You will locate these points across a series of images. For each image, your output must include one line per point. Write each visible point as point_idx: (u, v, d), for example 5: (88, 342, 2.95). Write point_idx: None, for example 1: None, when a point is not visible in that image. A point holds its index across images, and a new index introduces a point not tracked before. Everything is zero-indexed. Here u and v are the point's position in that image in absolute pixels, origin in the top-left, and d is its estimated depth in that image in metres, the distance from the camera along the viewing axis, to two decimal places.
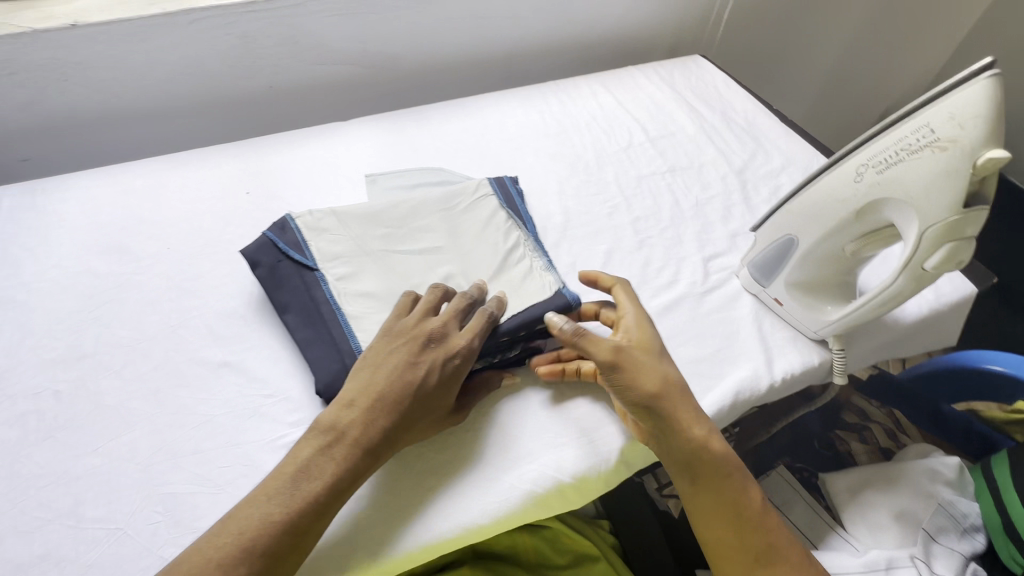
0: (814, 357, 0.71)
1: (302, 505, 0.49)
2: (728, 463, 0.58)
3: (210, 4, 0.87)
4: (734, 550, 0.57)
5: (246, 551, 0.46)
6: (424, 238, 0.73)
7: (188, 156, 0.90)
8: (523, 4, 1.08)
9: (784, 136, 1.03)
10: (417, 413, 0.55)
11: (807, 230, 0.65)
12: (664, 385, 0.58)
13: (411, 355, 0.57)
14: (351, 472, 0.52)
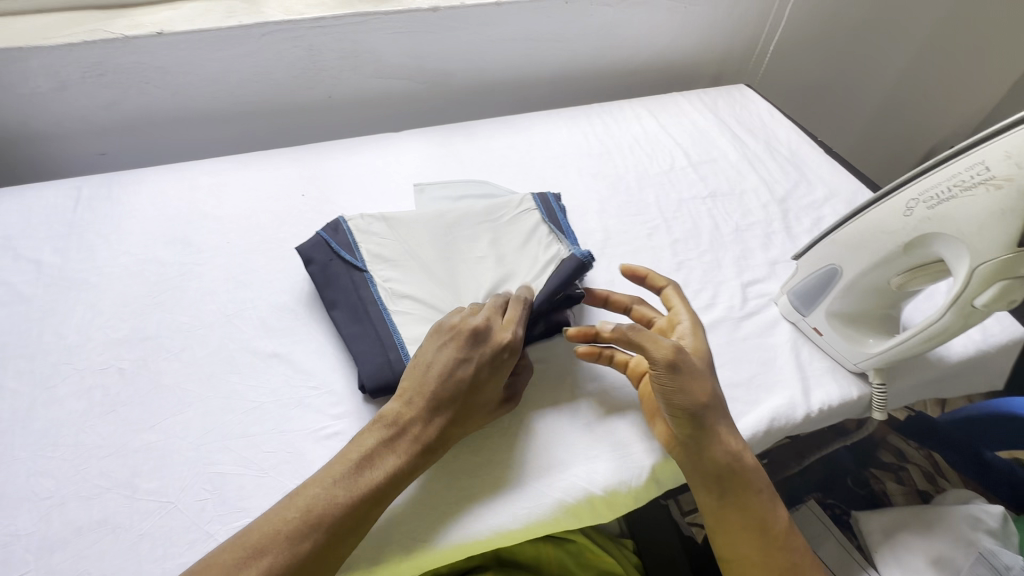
0: (853, 389, 0.70)
1: (362, 491, 0.51)
2: (759, 480, 0.59)
3: (282, 19, 0.94)
4: (761, 568, 0.58)
5: (309, 531, 0.48)
6: (468, 249, 0.75)
7: (251, 158, 0.96)
8: (573, 29, 1.12)
9: (828, 168, 1.02)
10: (471, 407, 0.58)
11: (852, 261, 0.65)
12: (713, 396, 0.59)
13: (464, 348, 0.59)
14: (409, 461, 0.54)
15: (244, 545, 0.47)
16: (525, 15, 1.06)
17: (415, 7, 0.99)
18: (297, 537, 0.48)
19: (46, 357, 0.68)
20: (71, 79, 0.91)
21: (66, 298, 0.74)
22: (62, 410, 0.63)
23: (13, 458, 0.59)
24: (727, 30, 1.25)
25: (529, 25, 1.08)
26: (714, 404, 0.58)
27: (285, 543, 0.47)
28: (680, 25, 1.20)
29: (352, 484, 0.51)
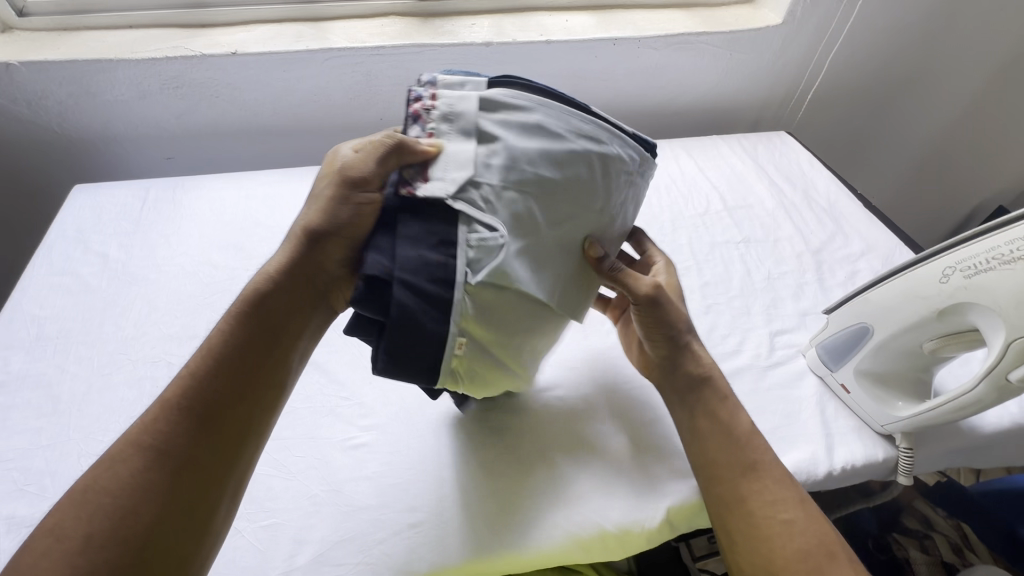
0: (878, 451, 0.69)
1: (213, 345, 0.51)
2: (722, 387, 0.64)
3: (345, 46, 1.00)
4: (732, 473, 0.58)
5: (169, 391, 0.49)
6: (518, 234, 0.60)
7: (303, 172, 1.01)
8: (618, 69, 1.15)
9: (865, 222, 1.02)
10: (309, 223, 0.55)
11: (883, 323, 0.65)
12: (685, 319, 0.66)
13: None
14: (256, 296, 0.53)
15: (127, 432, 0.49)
16: (573, 54, 1.10)
17: (469, 41, 1.04)
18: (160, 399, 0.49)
19: (105, 346, 0.73)
20: (151, 89, 0.99)
21: (127, 291, 0.80)
22: (115, 397, 0.68)
23: (68, 438, 0.64)
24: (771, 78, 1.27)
25: (576, 63, 1.12)
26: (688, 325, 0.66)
27: (150, 408, 0.48)
28: (724, 70, 1.22)
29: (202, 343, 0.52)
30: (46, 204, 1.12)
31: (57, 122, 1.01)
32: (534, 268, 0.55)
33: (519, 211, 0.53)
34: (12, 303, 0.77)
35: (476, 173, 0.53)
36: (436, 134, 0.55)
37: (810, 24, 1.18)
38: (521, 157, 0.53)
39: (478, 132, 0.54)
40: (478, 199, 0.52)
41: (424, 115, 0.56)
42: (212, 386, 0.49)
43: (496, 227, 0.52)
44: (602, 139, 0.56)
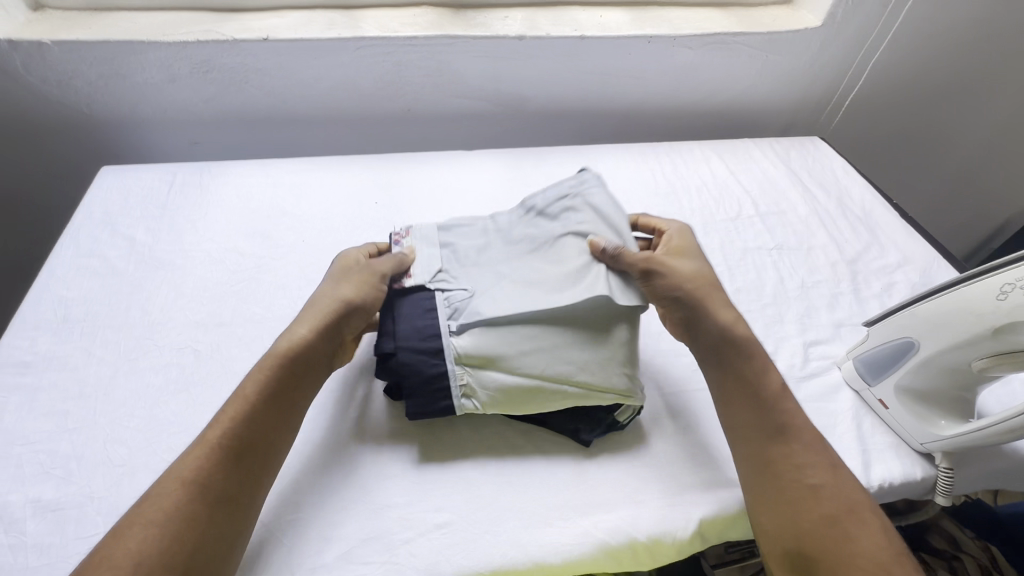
0: (917, 470, 0.67)
1: (250, 393, 0.56)
2: (752, 346, 0.64)
3: (377, 35, 0.99)
4: (759, 432, 0.60)
5: (211, 431, 0.53)
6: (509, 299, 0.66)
7: (330, 161, 1.00)
8: (652, 66, 1.13)
9: (902, 232, 0.99)
10: (326, 301, 0.63)
11: (931, 339, 0.63)
12: (697, 279, 0.67)
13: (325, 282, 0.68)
14: (286, 351, 0.58)
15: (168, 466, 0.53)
16: (607, 49, 1.08)
17: (503, 34, 1.02)
18: (201, 440, 0.53)
19: (132, 331, 0.72)
20: (181, 72, 0.98)
21: (154, 276, 0.79)
22: (141, 382, 0.67)
23: (94, 422, 0.63)
24: (805, 82, 1.24)
25: (610, 59, 1.10)
26: (701, 284, 0.67)
27: (193, 447, 0.53)
28: (759, 72, 1.19)
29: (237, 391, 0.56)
30: (73, 184, 1.12)
31: (86, 102, 1.00)
32: (513, 300, 0.65)
33: (486, 274, 0.69)
34: (40, 283, 0.77)
35: (447, 265, 0.70)
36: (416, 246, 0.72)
37: (850, 28, 1.15)
38: (481, 245, 0.73)
39: (447, 234, 0.74)
40: (454, 273, 0.69)
41: (401, 240, 0.74)
42: (248, 432, 0.54)
43: (464, 288, 0.67)
44: (541, 204, 0.74)
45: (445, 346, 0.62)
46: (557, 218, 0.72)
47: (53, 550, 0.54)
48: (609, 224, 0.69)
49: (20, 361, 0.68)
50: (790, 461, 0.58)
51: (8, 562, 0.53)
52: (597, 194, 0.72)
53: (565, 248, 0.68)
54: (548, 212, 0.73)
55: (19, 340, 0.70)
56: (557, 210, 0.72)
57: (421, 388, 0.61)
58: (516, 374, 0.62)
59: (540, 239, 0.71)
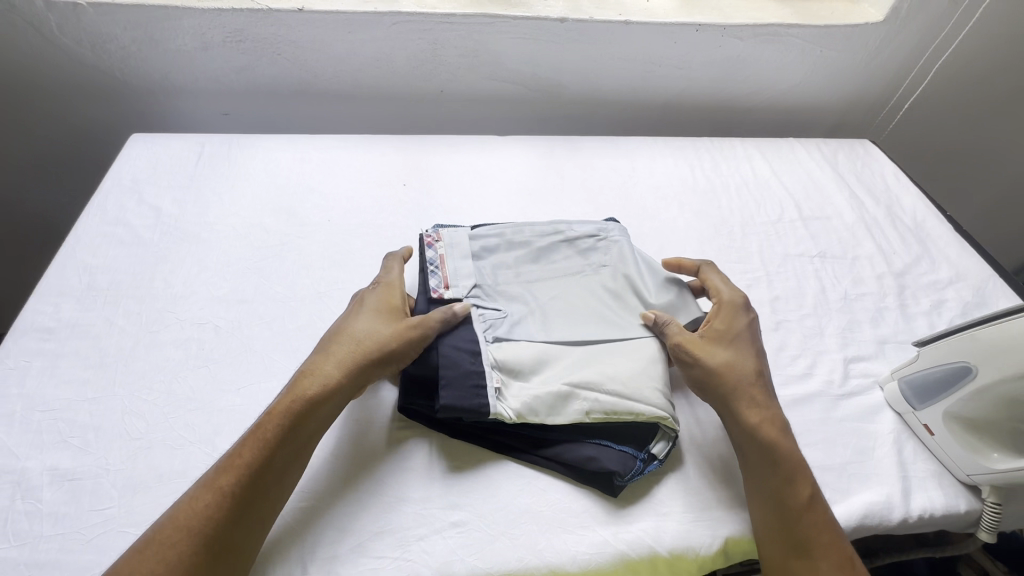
0: (961, 502, 0.63)
1: (264, 436, 0.53)
2: (779, 452, 0.58)
3: (414, 10, 0.95)
4: (778, 546, 0.55)
5: (220, 472, 0.51)
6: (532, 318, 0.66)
7: (358, 140, 0.98)
8: (696, 57, 1.08)
9: (956, 246, 0.94)
10: (360, 335, 0.60)
11: (992, 366, 0.59)
12: (736, 376, 0.61)
13: (352, 308, 0.65)
14: (307, 393, 0.56)
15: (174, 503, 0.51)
16: (652, 36, 1.03)
17: (544, 15, 0.98)
18: (206, 483, 0.50)
19: (154, 302, 0.71)
20: (213, 41, 0.96)
21: (178, 248, 0.78)
22: (161, 355, 0.66)
23: (113, 393, 0.63)
24: (858, 81, 1.18)
25: (654, 48, 1.05)
26: (739, 381, 0.61)
27: (199, 490, 0.50)
28: (811, 68, 1.13)
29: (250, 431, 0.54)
30: (105, 151, 1.12)
31: (119, 67, 0.99)
32: (542, 323, 0.66)
33: (520, 293, 0.68)
34: (66, 249, 0.76)
35: (480, 280, 0.68)
36: (447, 255, 0.69)
37: (914, 23, 1.08)
38: (514, 259, 0.71)
39: (480, 246, 0.71)
40: (489, 289, 0.68)
41: (433, 243, 0.69)
42: (256, 477, 0.51)
43: (498, 308, 0.66)
44: (566, 235, 0.73)
45: (483, 349, 0.61)
46: (584, 254, 0.73)
47: (68, 519, 0.54)
48: (640, 271, 0.70)
49: (44, 327, 0.68)
50: (810, 568, 0.53)
51: (25, 529, 0.53)
52: (625, 243, 0.73)
53: (594, 287, 0.70)
54: (578, 246, 0.73)
55: (44, 305, 0.70)
56: (587, 248, 0.73)
57: (460, 379, 0.58)
58: (554, 382, 0.60)
59: (561, 275, 0.71)
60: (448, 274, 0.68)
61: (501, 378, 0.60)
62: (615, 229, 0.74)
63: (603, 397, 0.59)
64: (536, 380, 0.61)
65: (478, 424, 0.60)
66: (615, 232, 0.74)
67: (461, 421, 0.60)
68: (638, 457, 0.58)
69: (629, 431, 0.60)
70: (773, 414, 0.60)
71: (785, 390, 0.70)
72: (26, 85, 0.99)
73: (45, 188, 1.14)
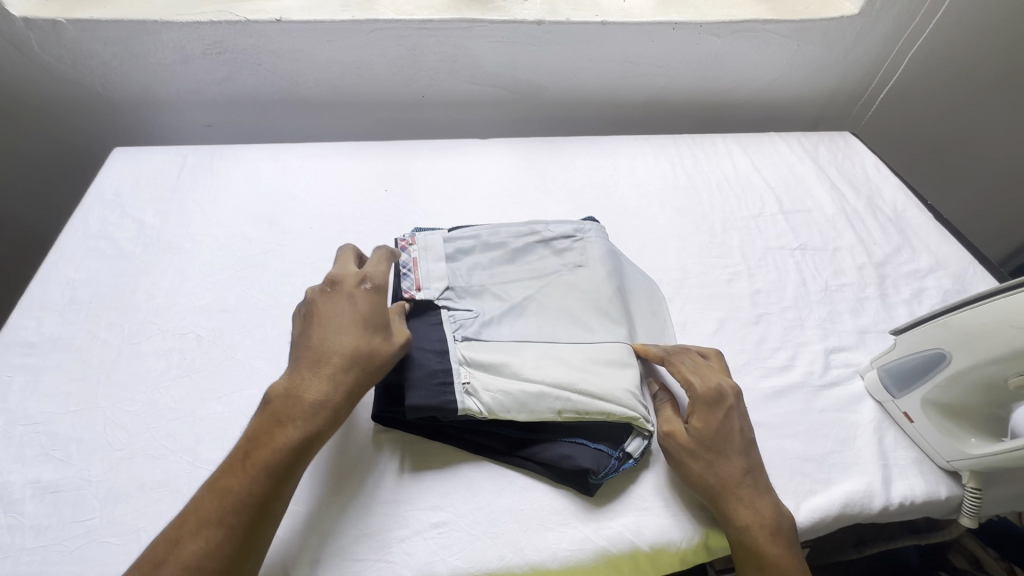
0: (941, 489, 0.64)
1: (270, 468, 0.51)
2: (768, 563, 0.54)
3: (391, 17, 0.96)
4: None
5: (222, 510, 0.48)
6: (504, 320, 0.67)
7: (340, 147, 0.98)
8: (674, 56, 1.09)
9: (936, 235, 0.94)
10: (355, 351, 0.56)
11: (965, 351, 0.60)
12: (713, 489, 0.57)
13: (335, 310, 0.59)
14: (308, 419, 0.53)
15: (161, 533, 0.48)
16: (629, 36, 1.04)
17: (521, 18, 0.99)
18: (212, 518, 0.48)
19: (136, 314, 0.72)
20: (193, 53, 0.97)
21: (159, 259, 0.79)
22: (143, 366, 0.67)
23: (95, 405, 0.63)
24: (837, 74, 1.19)
25: (632, 47, 1.06)
26: (718, 493, 0.57)
27: (200, 529, 0.47)
28: (790, 62, 1.14)
29: (248, 461, 0.51)
30: (91, 165, 1.13)
31: (101, 82, 1.00)
32: (514, 324, 0.67)
33: (493, 294, 0.69)
34: (49, 263, 0.77)
35: (453, 281, 0.69)
36: (420, 258, 0.70)
37: (889, 16, 1.09)
38: (489, 259, 0.72)
39: (456, 248, 0.72)
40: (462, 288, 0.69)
41: (408, 247, 0.71)
42: (264, 512, 0.50)
43: (470, 309, 0.67)
44: (541, 235, 0.75)
45: (450, 348, 0.62)
46: (559, 254, 0.74)
47: (51, 531, 0.54)
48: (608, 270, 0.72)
49: (26, 341, 0.68)
50: None
51: (7, 542, 0.53)
52: (600, 243, 0.75)
53: (567, 285, 0.70)
54: (553, 246, 0.74)
55: (26, 320, 0.70)
56: (563, 248, 0.74)
57: (424, 381, 0.59)
58: (524, 377, 0.60)
59: (536, 275, 0.72)
60: (426, 274, 0.68)
61: (470, 373, 0.61)
62: (591, 230, 0.77)
63: (575, 396, 0.59)
64: (509, 377, 0.61)
65: (455, 425, 0.60)
66: (590, 234, 0.76)
67: (437, 422, 0.61)
68: (613, 455, 0.59)
69: (606, 430, 0.61)
70: (766, 517, 0.56)
71: (765, 382, 0.71)
72: (11, 102, 1.00)
73: (31, 204, 1.15)
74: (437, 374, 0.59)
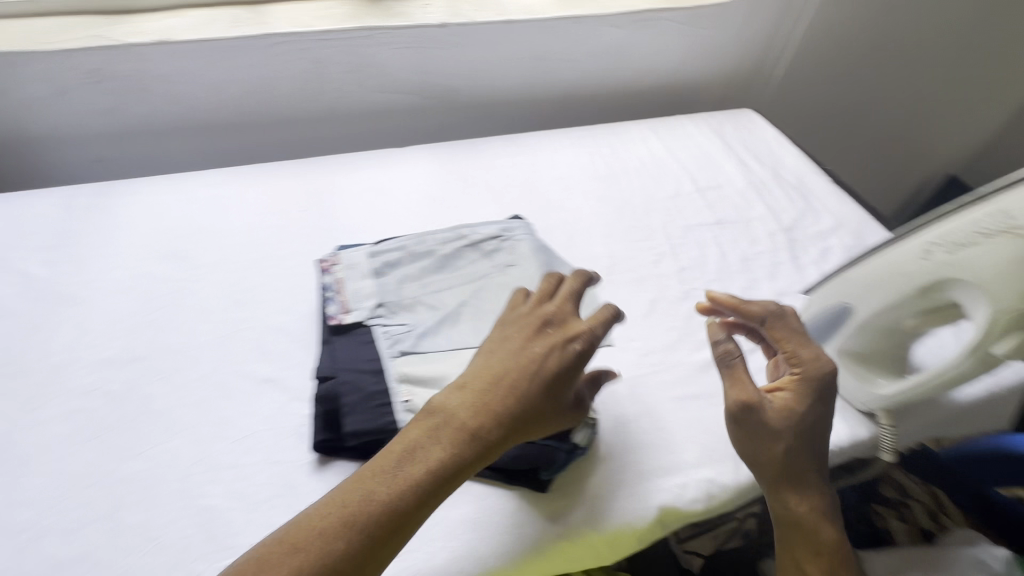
0: (864, 430, 0.69)
1: (418, 489, 0.48)
2: (819, 540, 0.59)
3: (288, 30, 0.93)
4: None
5: (364, 515, 0.46)
6: (440, 331, 0.67)
7: (252, 170, 0.94)
8: (580, 49, 1.11)
9: (834, 197, 1.02)
10: (532, 391, 0.54)
11: (864, 302, 0.65)
12: (775, 472, 0.60)
13: (525, 341, 0.56)
14: (462, 448, 0.51)
15: (307, 511, 0.47)
16: (535, 34, 1.06)
17: (423, 23, 0.98)
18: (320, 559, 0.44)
19: (31, 377, 0.65)
20: (71, 84, 0.89)
21: (54, 313, 0.72)
22: (45, 433, 0.60)
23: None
24: (733, 57, 1.26)
25: (538, 45, 1.08)
26: (779, 476, 0.60)
27: (336, 527, 0.46)
28: (690, 49, 1.19)
29: (397, 472, 0.49)
30: None
31: None
32: (450, 334, 0.66)
33: (426, 305, 0.69)
34: None
35: (383, 296, 0.70)
36: (345, 278, 0.72)
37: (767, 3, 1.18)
38: (418, 271, 0.73)
39: (385, 263, 0.73)
40: (395, 303, 0.69)
41: (332, 268, 0.73)
42: (399, 531, 0.47)
43: (403, 324, 0.67)
44: (468, 239, 0.76)
45: (385, 368, 0.62)
46: (490, 257, 0.75)
47: None
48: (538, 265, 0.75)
49: None
50: None
51: None
52: (527, 241, 0.77)
53: (498, 289, 0.71)
54: (482, 249, 0.76)
55: None
56: (491, 250, 0.75)
57: (362, 405, 0.60)
58: None
59: (467, 279, 0.73)
60: (353, 294, 0.70)
61: (410, 392, 0.61)
62: (518, 228, 0.78)
63: None
64: None
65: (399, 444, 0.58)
66: (519, 231, 0.78)
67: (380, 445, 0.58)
68: (560, 448, 0.59)
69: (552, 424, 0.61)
70: (820, 504, 0.60)
71: (699, 355, 0.74)
72: None
73: None
74: (376, 396, 0.60)
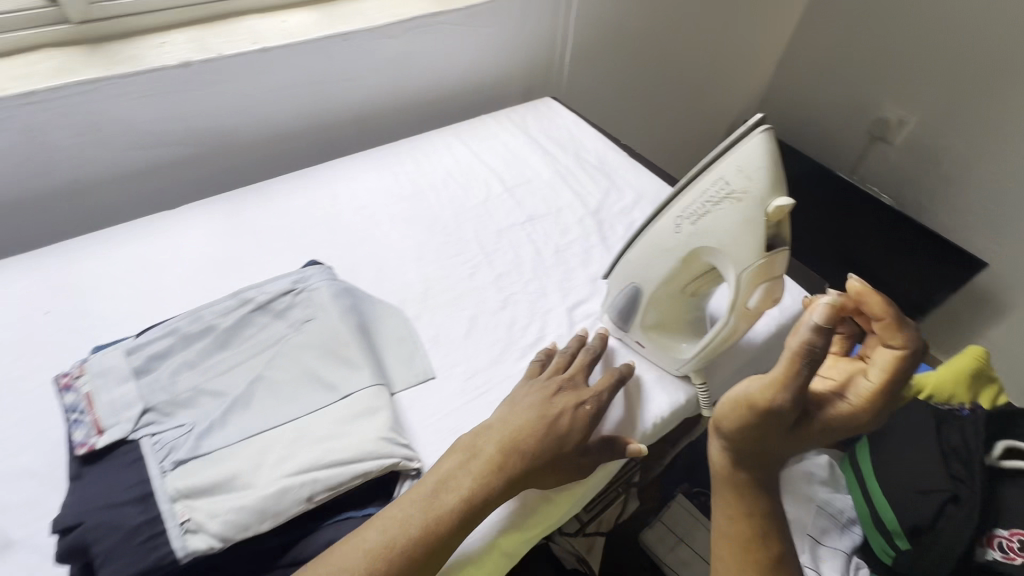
0: (680, 395, 0.91)
1: (452, 514, 0.68)
2: (749, 502, 0.84)
3: (19, 89, 0.96)
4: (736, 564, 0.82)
5: (406, 532, 0.65)
6: (209, 438, 0.72)
7: (49, 258, 0.97)
8: (347, 62, 1.25)
9: (631, 169, 1.25)
10: (551, 439, 0.76)
11: (648, 281, 0.88)
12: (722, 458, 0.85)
13: (545, 398, 0.80)
14: (490, 479, 0.72)
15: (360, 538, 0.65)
16: (295, 68, 1.19)
17: (161, 64, 1.06)
18: None
19: None
20: None
21: None
22: None
23: None
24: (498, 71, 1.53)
25: (303, 72, 1.21)
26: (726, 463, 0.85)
27: (388, 543, 0.64)
28: (482, 48, 1.43)
29: (436, 503, 0.68)
30: None
31: None
32: (229, 433, 0.73)
33: (199, 395, 0.77)
34: None
35: (149, 399, 0.75)
36: (93, 391, 0.75)
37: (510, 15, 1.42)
38: (201, 352, 0.81)
39: (142, 366, 0.78)
40: (249, 352, 0.83)
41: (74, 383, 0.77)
42: (438, 548, 0.66)
43: (179, 425, 0.74)
44: (248, 302, 0.87)
45: (156, 488, 0.66)
46: (284, 316, 0.87)
47: None
48: (372, 292, 0.94)
49: None
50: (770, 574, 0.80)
51: None
52: (323, 287, 0.90)
53: (287, 357, 0.82)
54: (275, 307, 0.87)
55: None
56: (283, 307, 0.87)
57: (124, 546, 0.62)
58: (242, 487, 0.68)
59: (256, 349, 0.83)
60: (103, 408, 0.73)
61: (188, 511, 0.66)
62: (310, 272, 0.92)
63: (320, 476, 0.70)
64: (240, 491, 0.68)
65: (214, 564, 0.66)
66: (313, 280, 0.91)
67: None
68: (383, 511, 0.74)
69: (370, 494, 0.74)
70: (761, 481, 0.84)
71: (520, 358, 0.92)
72: None
73: None
74: (142, 530, 0.63)
